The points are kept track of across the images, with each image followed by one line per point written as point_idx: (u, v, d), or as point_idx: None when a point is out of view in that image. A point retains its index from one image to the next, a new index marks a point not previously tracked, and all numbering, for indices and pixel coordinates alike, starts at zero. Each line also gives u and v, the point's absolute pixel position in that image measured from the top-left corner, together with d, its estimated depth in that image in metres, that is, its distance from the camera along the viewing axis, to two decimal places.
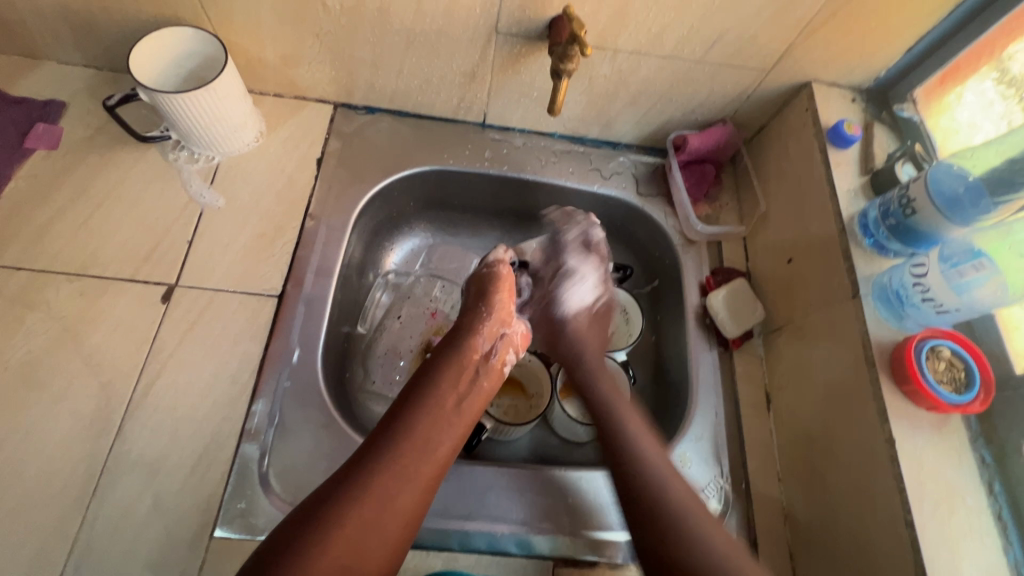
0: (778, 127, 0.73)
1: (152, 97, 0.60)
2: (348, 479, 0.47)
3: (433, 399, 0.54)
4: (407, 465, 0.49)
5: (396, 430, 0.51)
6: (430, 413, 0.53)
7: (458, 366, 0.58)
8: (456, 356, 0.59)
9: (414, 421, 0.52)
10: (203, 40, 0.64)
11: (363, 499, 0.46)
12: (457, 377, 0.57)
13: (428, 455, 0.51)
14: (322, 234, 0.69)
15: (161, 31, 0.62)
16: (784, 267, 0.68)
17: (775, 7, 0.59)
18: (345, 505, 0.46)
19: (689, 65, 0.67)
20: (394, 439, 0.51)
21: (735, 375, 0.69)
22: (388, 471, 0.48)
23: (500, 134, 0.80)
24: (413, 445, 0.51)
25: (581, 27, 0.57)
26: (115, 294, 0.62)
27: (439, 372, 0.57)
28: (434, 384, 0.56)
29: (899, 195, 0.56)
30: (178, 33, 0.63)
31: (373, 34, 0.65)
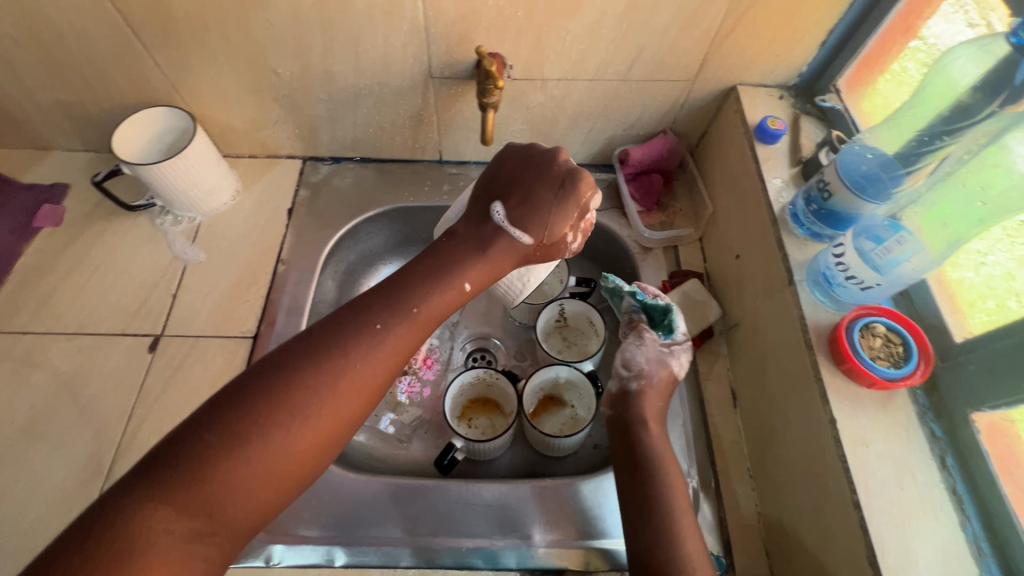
0: (716, 132, 0.76)
1: (133, 171, 0.68)
2: (293, 381, 0.42)
3: (387, 340, 0.46)
4: (337, 405, 0.43)
5: (337, 360, 0.44)
6: (384, 350, 0.46)
7: (464, 266, 0.52)
8: (470, 258, 0.53)
9: (359, 358, 0.45)
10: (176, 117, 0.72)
11: (281, 430, 0.41)
12: (422, 313, 0.49)
13: (357, 399, 0.45)
14: (293, 276, 0.75)
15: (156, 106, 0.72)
16: (733, 263, 0.70)
17: (681, 21, 0.62)
18: (259, 434, 0.40)
19: (615, 83, 0.71)
20: (334, 368, 0.44)
21: (699, 375, 0.70)
22: (317, 409, 0.42)
23: (457, 168, 0.85)
24: (354, 380, 0.44)
25: (492, 64, 0.62)
26: (108, 348, 0.68)
27: (409, 309, 0.48)
28: (390, 320, 0.47)
29: (817, 182, 0.58)
30: (173, 112, 0.72)
31: (323, 92, 0.72)
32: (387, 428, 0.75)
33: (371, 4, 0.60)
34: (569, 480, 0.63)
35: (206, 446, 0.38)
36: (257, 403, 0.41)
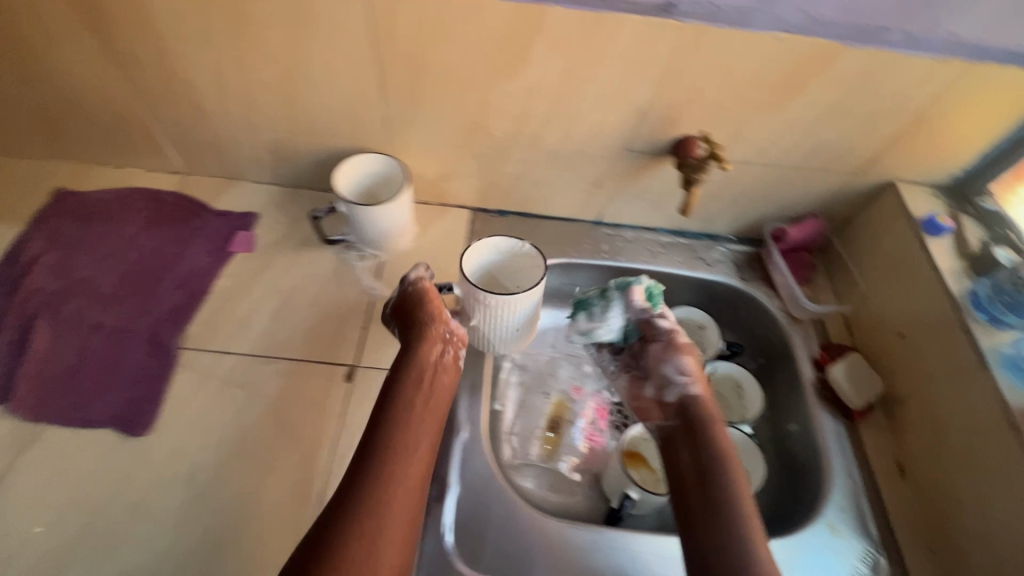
0: (868, 220, 0.83)
1: (350, 209, 0.75)
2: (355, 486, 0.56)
3: (402, 429, 0.60)
4: (405, 482, 0.57)
5: (381, 452, 0.58)
6: (410, 437, 0.60)
7: (417, 369, 0.66)
8: (412, 364, 0.66)
9: (393, 446, 0.59)
10: (384, 163, 0.79)
11: (377, 511, 0.54)
12: (414, 406, 0.63)
13: (414, 473, 0.58)
14: None
15: (374, 154, 0.78)
16: (896, 341, 0.75)
17: (868, 125, 0.71)
18: (373, 516, 0.54)
19: (788, 170, 0.79)
20: (382, 455, 0.58)
21: (864, 446, 0.74)
22: (393, 493, 0.56)
23: (612, 230, 0.92)
24: (397, 462, 0.58)
25: (716, 146, 0.68)
26: (307, 374, 0.71)
27: (402, 406, 0.62)
28: (399, 419, 0.61)
29: (1007, 276, 0.65)
30: (386, 161, 0.79)
31: (522, 154, 0.79)
32: (567, 472, 0.78)
33: (605, 88, 0.68)
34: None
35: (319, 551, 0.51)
36: (332, 517, 0.53)
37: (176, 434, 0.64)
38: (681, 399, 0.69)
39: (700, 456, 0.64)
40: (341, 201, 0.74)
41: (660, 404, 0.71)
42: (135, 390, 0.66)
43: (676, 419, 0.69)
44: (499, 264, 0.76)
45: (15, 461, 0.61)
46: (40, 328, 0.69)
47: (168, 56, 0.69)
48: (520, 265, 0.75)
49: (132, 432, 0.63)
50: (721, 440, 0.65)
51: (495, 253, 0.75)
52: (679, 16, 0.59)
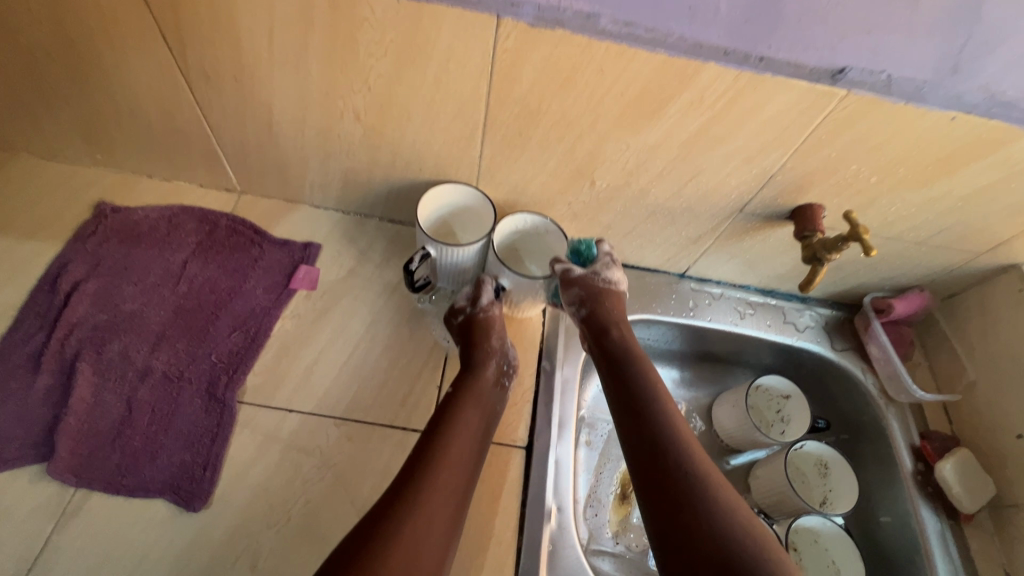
0: (981, 301, 0.77)
1: (438, 249, 0.68)
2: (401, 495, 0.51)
3: (452, 439, 0.58)
4: (443, 506, 0.52)
5: (427, 464, 0.55)
6: (452, 447, 0.57)
7: (475, 388, 0.64)
8: (472, 385, 0.64)
9: (438, 456, 0.55)
10: (466, 194, 0.71)
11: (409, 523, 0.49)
12: (464, 420, 0.60)
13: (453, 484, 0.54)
14: (558, 382, 0.72)
15: (461, 185, 0.70)
16: (1013, 443, 0.70)
17: (1014, 209, 0.64)
18: (416, 516, 0.50)
19: (908, 245, 0.72)
20: (426, 465, 0.54)
21: (972, 553, 0.68)
22: (429, 501, 0.52)
23: (697, 284, 0.85)
24: (442, 474, 0.54)
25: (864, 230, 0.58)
26: (379, 440, 0.63)
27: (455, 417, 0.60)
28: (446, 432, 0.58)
29: None
30: (474, 193, 0.71)
31: (622, 205, 0.72)
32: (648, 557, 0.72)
33: (736, 150, 0.61)
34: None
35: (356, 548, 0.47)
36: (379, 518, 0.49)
37: (236, 508, 0.57)
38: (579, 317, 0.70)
39: (655, 426, 0.57)
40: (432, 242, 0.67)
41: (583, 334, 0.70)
42: (190, 453, 0.59)
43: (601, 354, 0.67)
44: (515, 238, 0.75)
45: (57, 533, 0.54)
46: (83, 373, 0.61)
47: (245, 73, 0.60)
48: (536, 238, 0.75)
49: (188, 506, 0.56)
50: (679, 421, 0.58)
51: (512, 231, 0.74)
52: (847, 84, 0.52)
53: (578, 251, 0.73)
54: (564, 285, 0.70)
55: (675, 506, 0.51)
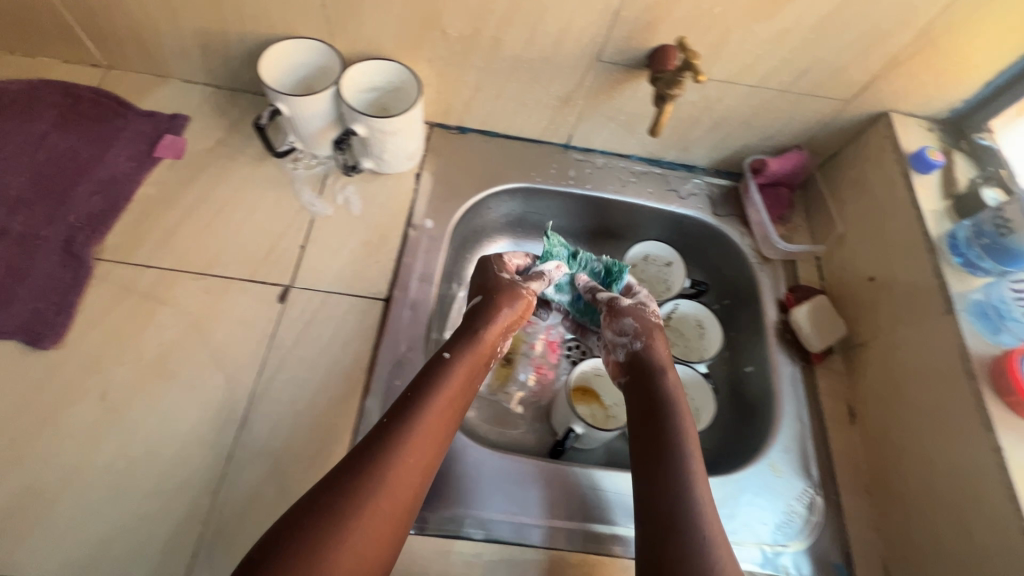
0: (855, 154, 0.77)
1: (288, 104, 0.66)
2: (371, 452, 0.51)
3: (432, 413, 0.55)
4: (413, 467, 0.52)
5: (401, 436, 0.53)
6: (420, 438, 0.54)
7: (475, 349, 0.63)
8: (471, 343, 0.63)
9: (414, 432, 0.53)
10: (315, 50, 0.70)
11: (376, 500, 0.48)
12: (449, 397, 0.58)
13: (423, 465, 0.53)
14: (424, 242, 0.73)
15: (310, 40, 0.69)
16: (866, 285, 0.71)
17: (865, 41, 0.63)
18: (386, 479, 0.50)
19: (774, 93, 0.71)
20: (403, 438, 0.53)
21: (819, 389, 0.71)
22: (386, 498, 0.49)
23: (582, 155, 0.85)
24: (421, 438, 0.53)
25: (695, 55, 0.59)
26: (237, 292, 0.66)
27: (438, 384, 0.58)
28: (428, 405, 0.56)
29: (992, 216, 0.59)
30: (323, 48, 0.70)
31: (482, 59, 0.70)
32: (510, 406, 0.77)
33: None
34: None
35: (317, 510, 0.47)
36: (349, 475, 0.49)
37: (90, 349, 0.60)
38: (629, 355, 0.68)
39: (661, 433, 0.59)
40: (277, 93, 0.65)
41: (616, 363, 0.70)
42: (43, 301, 0.61)
43: (627, 374, 0.67)
44: (375, 93, 0.73)
45: None
46: None
47: None
48: (394, 94, 0.74)
49: (38, 345, 0.59)
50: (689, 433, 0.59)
51: (371, 90, 0.73)
52: None
53: (611, 272, 0.78)
54: (615, 315, 0.71)
55: (656, 515, 0.53)
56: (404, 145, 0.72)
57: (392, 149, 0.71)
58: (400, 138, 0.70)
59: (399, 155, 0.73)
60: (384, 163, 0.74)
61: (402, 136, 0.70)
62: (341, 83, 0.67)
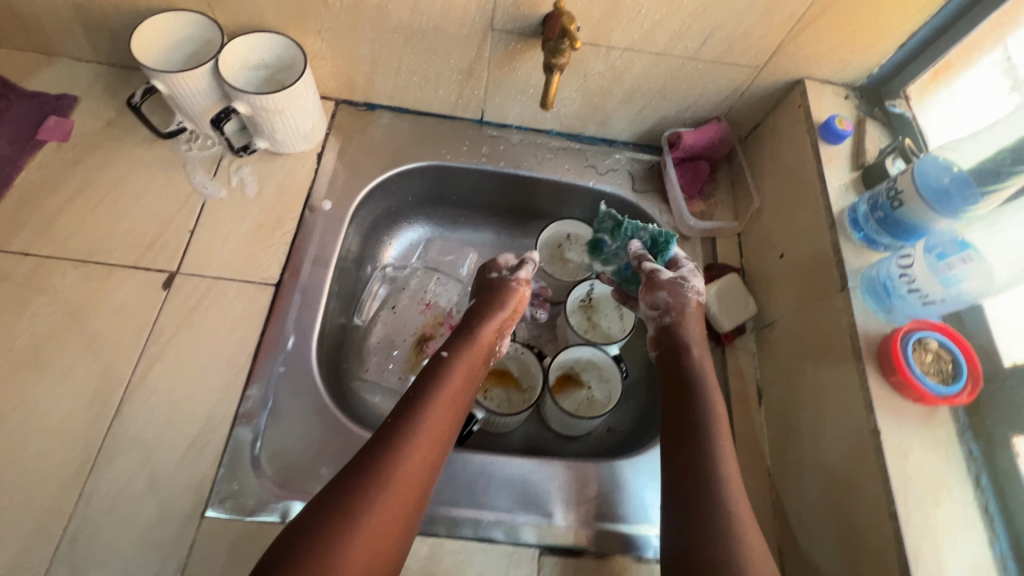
0: (773, 125, 0.73)
1: (164, 82, 0.63)
2: (368, 463, 0.50)
3: (433, 411, 0.56)
4: (413, 474, 0.51)
5: (398, 443, 0.52)
6: (422, 442, 0.53)
7: (472, 349, 0.62)
8: (470, 342, 0.63)
9: (417, 430, 0.54)
10: (195, 24, 0.66)
11: (377, 498, 0.48)
12: (450, 395, 0.58)
13: (429, 463, 0.53)
14: (320, 224, 0.71)
15: (188, 12, 0.65)
16: (776, 263, 0.68)
17: (766, 3, 0.59)
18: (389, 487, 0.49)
19: (682, 61, 0.67)
20: (405, 436, 0.53)
21: (727, 370, 0.69)
22: (383, 509, 0.48)
23: (497, 130, 0.81)
24: (421, 444, 0.53)
25: (572, 21, 0.56)
26: (118, 280, 0.64)
27: (438, 383, 0.58)
28: (429, 404, 0.56)
29: (887, 188, 0.55)
30: (204, 22, 0.66)
31: (371, 30, 0.67)
32: None
33: None
34: (573, 462, 0.63)
35: (318, 526, 0.46)
36: (348, 487, 0.49)
37: None
38: (662, 332, 0.64)
39: (692, 429, 0.56)
40: (149, 71, 0.61)
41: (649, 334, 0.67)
42: None
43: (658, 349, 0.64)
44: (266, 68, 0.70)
45: None
46: None
47: None
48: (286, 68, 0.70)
49: None
50: (717, 427, 0.56)
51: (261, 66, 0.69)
52: None
53: (656, 242, 0.70)
54: (650, 288, 0.65)
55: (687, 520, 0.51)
56: (295, 122, 0.69)
57: (281, 127, 0.68)
58: (288, 115, 0.67)
59: (290, 133, 0.70)
60: (277, 141, 0.71)
61: (291, 113, 0.67)
62: (219, 59, 0.64)
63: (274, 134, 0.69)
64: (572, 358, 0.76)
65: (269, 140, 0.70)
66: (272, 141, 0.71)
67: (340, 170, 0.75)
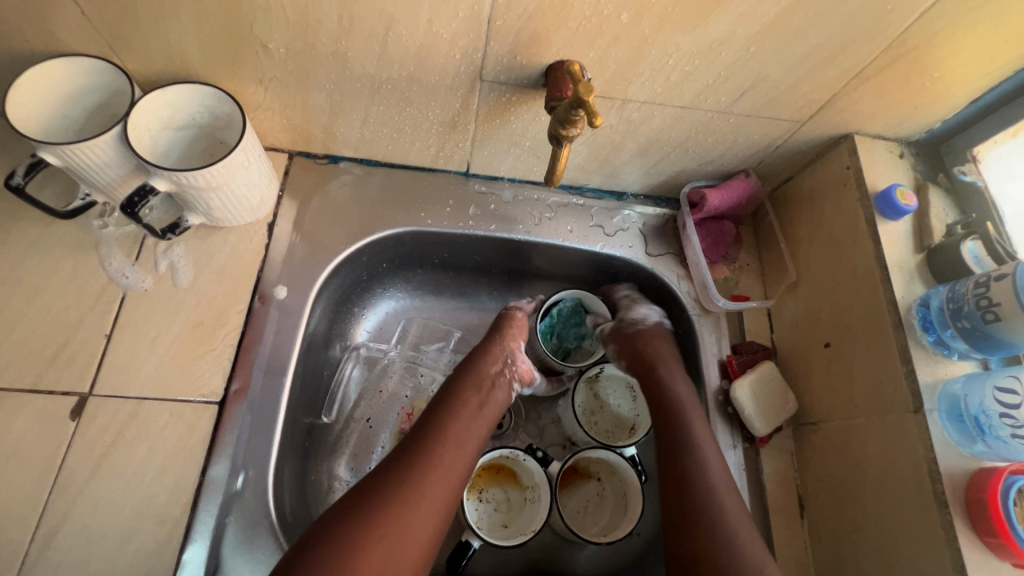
0: (811, 183, 0.62)
1: (59, 155, 0.48)
2: (366, 500, 0.46)
3: (440, 442, 0.51)
4: (418, 512, 0.46)
5: (398, 476, 0.47)
6: (427, 478, 0.48)
7: (477, 376, 0.58)
8: (474, 369, 0.59)
9: (422, 463, 0.49)
10: (87, 72, 0.51)
11: (389, 521, 0.45)
12: (466, 409, 0.54)
13: (434, 501, 0.47)
14: (275, 317, 0.58)
15: (81, 57, 0.50)
16: (820, 352, 0.58)
17: (823, 55, 0.48)
18: (385, 523, 0.44)
19: (711, 115, 0.56)
20: (407, 465, 0.48)
21: (764, 478, 0.58)
22: (379, 547, 0.43)
23: (486, 184, 0.69)
24: (425, 476, 0.48)
25: (589, 90, 0.43)
26: (9, 411, 0.50)
27: (445, 411, 0.54)
28: (445, 420, 0.53)
29: (975, 293, 0.46)
30: (105, 69, 0.51)
31: (328, 80, 0.53)
32: None
33: None
34: None
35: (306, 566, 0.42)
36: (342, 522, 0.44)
37: None
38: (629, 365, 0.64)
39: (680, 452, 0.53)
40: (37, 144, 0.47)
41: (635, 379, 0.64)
42: None
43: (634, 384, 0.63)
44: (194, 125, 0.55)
45: None
46: None
47: None
48: (219, 124, 0.56)
49: None
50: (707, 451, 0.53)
51: (187, 124, 0.55)
52: None
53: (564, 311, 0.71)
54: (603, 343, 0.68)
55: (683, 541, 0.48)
56: (238, 194, 0.55)
57: (220, 201, 0.55)
58: (229, 188, 0.54)
59: (232, 206, 0.56)
60: (216, 216, 0.57)
61: (232, 185, 0.54)
62: (129, 121, 0.50)
63: (210, 209, 0.56)
64: (577, 456, 0.65)
65: (205, 216, 0.57)
66: (207, 217, 0.57)
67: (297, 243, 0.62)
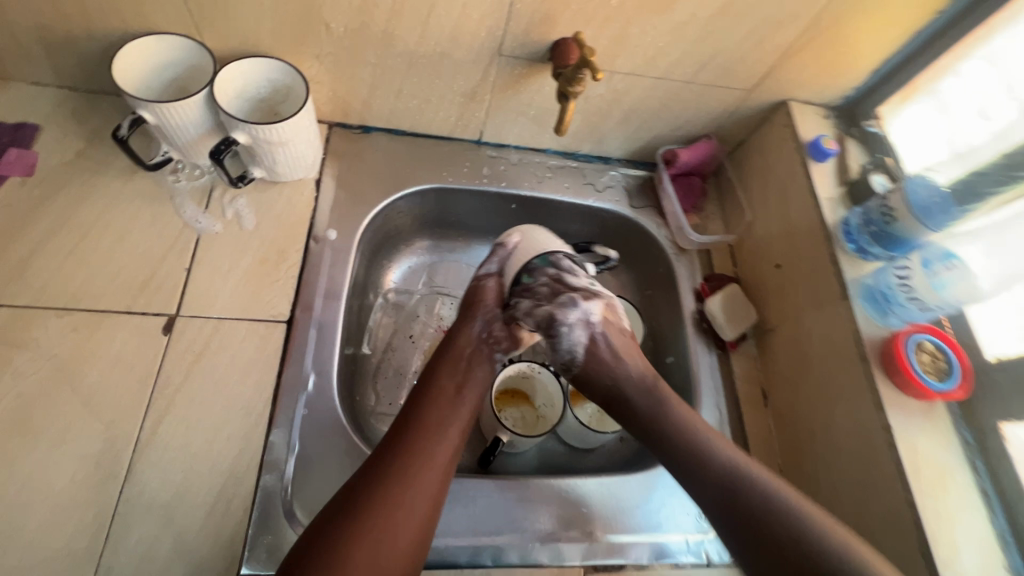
0: (760, 142, 0.78)
1: (156, 112, 0.58)
2: (370, 485, 0.51)
3: (424, 432, 0.56)
4: (417, 491, 0.52)
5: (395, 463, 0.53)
6: (419, 463, 0.54)
7: (451, 356, 0.62)
8: (446, 353, 0.63)
9: (411, 453, 0.54)
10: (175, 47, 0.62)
11: (391, 502, 0.51)
12: (443, 395, 0.60)
13: (429, 481, 0.53)
14: (328, 255, 0.68)
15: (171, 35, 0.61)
16: (773, 272, 0.73)
17: (760, 34, 0.63)
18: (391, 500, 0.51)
19: (679, 85, 0.70)
20: (400, 458, 0.54)
21: (735, 375, 0.72)
22: (394, 520, 0.50)
23: (496, 151, 0.82)
24: (416, 460, 0.54)
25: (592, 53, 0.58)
26: (110, 327, 0.58)
27: (423, 402, 0.59)
28: (425, 411, 0.58)
29: (879, 205, 0.62)
30: (189, 45, 0.62)
31: (375, 55, 0.65)
32: None
33: None
34: (605, 479, 0.64)
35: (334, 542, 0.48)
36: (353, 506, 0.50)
37: None
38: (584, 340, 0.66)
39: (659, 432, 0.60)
40: (140, 102, 0.57)
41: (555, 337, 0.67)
42: None
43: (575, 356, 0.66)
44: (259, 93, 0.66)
45: None
46: None
47: None
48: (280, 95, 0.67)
49: None
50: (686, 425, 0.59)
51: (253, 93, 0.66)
52: None
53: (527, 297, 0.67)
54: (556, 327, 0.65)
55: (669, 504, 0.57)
56: (297, 152, 0.66)
57: (283, 157, 0.65)
58: (291, 146, 0.65)
59: (290, 163, 0.67)
60: (275, 170, 0.68)
61: (295, 144, 0.65)
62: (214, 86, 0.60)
63: (272, 164, 0.66)
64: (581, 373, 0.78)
65: (266, 169, 0.67)
66: (268, 170, 0.68)
67: (340, 196, 0.73)
